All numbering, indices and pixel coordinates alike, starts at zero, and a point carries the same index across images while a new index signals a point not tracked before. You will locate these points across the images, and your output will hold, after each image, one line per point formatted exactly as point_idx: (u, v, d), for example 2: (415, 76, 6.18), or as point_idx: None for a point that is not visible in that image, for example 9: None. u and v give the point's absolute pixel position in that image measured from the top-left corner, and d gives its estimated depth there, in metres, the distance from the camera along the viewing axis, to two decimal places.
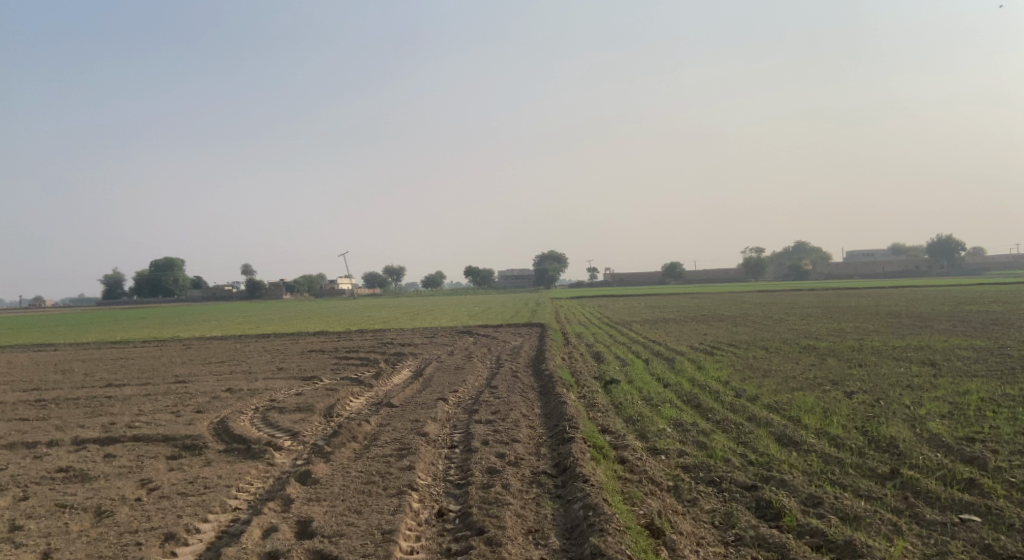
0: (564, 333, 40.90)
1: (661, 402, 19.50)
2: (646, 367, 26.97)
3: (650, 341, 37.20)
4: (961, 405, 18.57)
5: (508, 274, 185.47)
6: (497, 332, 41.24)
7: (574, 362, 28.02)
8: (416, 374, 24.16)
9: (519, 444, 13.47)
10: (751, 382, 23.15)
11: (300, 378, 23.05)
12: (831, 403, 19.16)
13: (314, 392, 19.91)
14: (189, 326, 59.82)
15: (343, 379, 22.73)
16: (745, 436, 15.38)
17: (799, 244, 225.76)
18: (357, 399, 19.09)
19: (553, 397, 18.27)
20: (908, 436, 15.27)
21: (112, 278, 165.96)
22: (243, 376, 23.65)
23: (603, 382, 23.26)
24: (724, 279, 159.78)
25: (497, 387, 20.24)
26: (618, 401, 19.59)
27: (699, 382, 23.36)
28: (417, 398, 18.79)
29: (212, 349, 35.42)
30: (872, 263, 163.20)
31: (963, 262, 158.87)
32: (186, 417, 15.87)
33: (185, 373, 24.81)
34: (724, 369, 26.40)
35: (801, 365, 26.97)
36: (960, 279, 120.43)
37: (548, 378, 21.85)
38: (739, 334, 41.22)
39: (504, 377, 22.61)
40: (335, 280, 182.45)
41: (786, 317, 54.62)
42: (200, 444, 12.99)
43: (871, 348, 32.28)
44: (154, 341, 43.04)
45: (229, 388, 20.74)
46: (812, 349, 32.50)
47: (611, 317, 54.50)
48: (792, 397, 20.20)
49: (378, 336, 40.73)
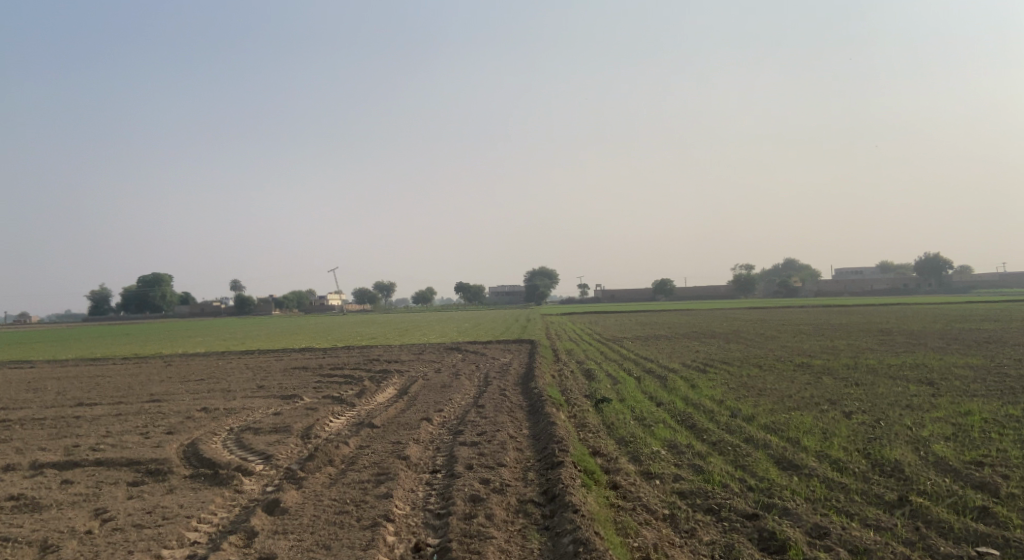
0: (554, 350, 40.17)
1: (654, 422, 18.76)
2: (639, 386, 26.26)
3: (642, 358, 36.49)
4: (965, 426, 17.89)
5: (498, 290, 184.74)
6: (486, 349, 40.44)
7: (564, 379, 27.26)
8: (401, 392, 23.39)
9: (505, 469, 12.71)
10: (747, 401, 22.45)
11: (280, 396, 22.26)
12: (831, 423, 18.45)
13: (293, 412, 19.12)
14: (173, 343, 58.77)
15: (325, 397, 21.93)
16: (742, 459, 14.66)
17: (790, 262, 225.80)
18: (338, 419, 18.31)
19: (542, 417, 17.51)
20: (913, 459, 14.60)
21: (98, 294, 164.55)
22: (221, 394, 22.86)
23: (594, 400, 22.52)
24: (715, 296, 159.63)
25: (485, 406, 19.49)
26: (610, 420, 18.88)
27: (693, 401, 22.66)
28: (400, 418, 18.01)
29: (193, 366, 34.52)
30: (862, 281, 163.30)
31: (950, 280, 158.98)
32: (154, 439, 15.15)
33: (162, 391, 23.98)
34: (718, 388, 25.69)
35: (797, 383, 26.29)
36: (949, 297, 120.34)
37: (538, 396, 21.11)
38: (732, 352, 40.52)
39: (491, 395, 21.85)
40: (325, 297, 181.39)
41: (779, 334, 54.04)
42: (165, 470, 12.30)
43: (867, 366, 31.62)
44: (134, 358, 41.98)
45: (204, 407, 20.00)
46: (806, 367, 31.83)
47: (602, 333, 53.84)
48: (790, 417, 19.49)
49: (365, 353, 39.87)
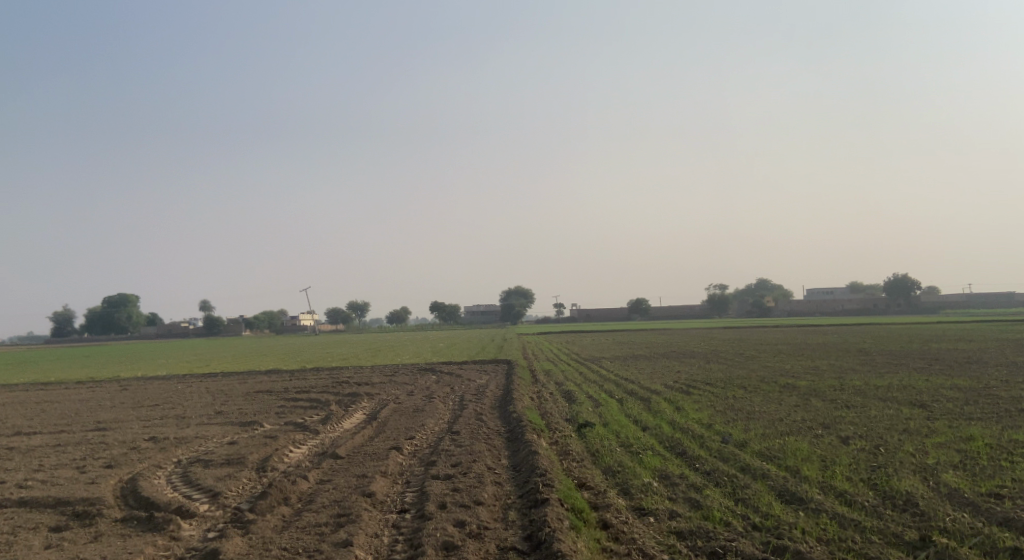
0: (532, 371, 38.87)
1: (641, 449, 17.51)
2: (621, 409, 24.96)
3: (622, 379, 35.19)
4: (971, 453, 16.73)
5: (472, 311, 183.28)
6: (461, 370, 39.00)
7: (543, 402, 25.93)
8: (369, 418, 21.99)
9: (483, 508, 11.35)
10: (736, 425, 21.21)
11: (238, 424, 20.95)
12: (829, 450, 17.24)
13: (249, 441, 17.81)
14: (136, 365, 56.88)
15: (287, 424, 20.58)
16: (742, 491, 13.38)
17: (762, 281, 226.50)
18: (298, 448, 16.94)
19: (522, 445, 16.12)
20: (924, 491, 13.41)
21: (63, 315, 161.43)
22: (174, 422, 21.69)
23: (575, 425, 21.24)
24: (689, 315, 159.05)
25: (459, 433, 18.11)
26: (593, 447, 17.61)
27: (679, 425, 21.43)
28: (367, 447, 16.61)
29: (150, 391, 32.99)
30: (832, 301, 163.62)
31: (919, 301, 159.55)
32: (90, 475, 14.50)
33: (110, 421, 22.71)
34: (704, 410, 24.45)
35: (785, 406, 25.08)
36: (918, 317, 120.39)
37: (516, 421, 19.76)
38: (713, 372, 39.34)
39: (467, 420, 20.47)
40: (297, 317, 179.13)
41: (758, 354, 52.91)
42: (93, 511, 11.54)
43: (854, 387, 30.52)
44: (90, 382, 40.19)
45: (152, 437, 18.98)
46: (792, 388, 30.70)
47: (579, 353, 52.51)
48: (784, 443, 18.27)
49: (334, 375, 38.25)
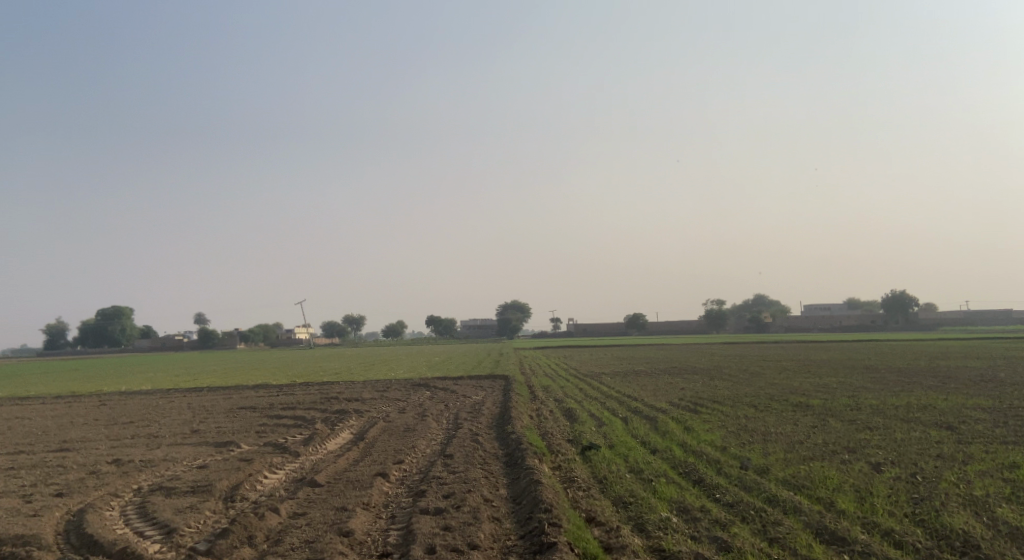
0: (530, 387, 37.20)
1: (653, 476, 15.87)
2: (626, 429, 23.29)
3: (625, 397, 33.45)
4: (1021, 483, 15.05)
5: (469, 324, 181.61)
6: (456, 386, 37.25)
7: (544, 421, 24.25)
8: (356, 438, 20.28)
9: (479, 553, 9.76)
10: (754, 449, 19.56)
11: (213, 444, 19.29)
12: (861, 479, 15.57)
13: (221, 465, 16.17)
14: (121, 379, 55.02)
15: (266, 445, 18.91)
16: (773, 529, 11.73)
17: (759, 298, 224.94)
18: (274, 475, 15.29)
19: (523, 472, 14.45)
20: (981, 529, 11.78)
21: (55, 328, 159.56)
22: (144, 444, 20.02)
23: (580, 447, 19.56)
24: (687, 331, 157.45)
25: (453, 456, 16.45)
26: (600, 474, 15.97)
27: (692, 447, 19.79)
28: (349, 472, 14.97)
29: (127, 407, 31.24)
30: (830, 317, 161.95)
31: (916, 317, 158.05)
32: (34, 505, 12.88)
33: (77, 440, 21.03)
34: (716, 431, 22.81)
35: (802, 427, 23.42)
36: (917, 333, 118.80)
37: (515, 444, 18.06)
38: (720, 390, 37.60)
39: (462, 442, 18.80)
40: (292, 331, 177.26)
41: (764, 370, 51.26)
42: (27, 553, 9.97)
43: (871, 407, 28.79)
44: (68, 397, 38.41)
45: (116, 460, 17.35)
46: (805, 407, 29.02)
47: (579, 369, 50.86)
48: (810, 469, 16.65)
49: (323, 390, 36.52)
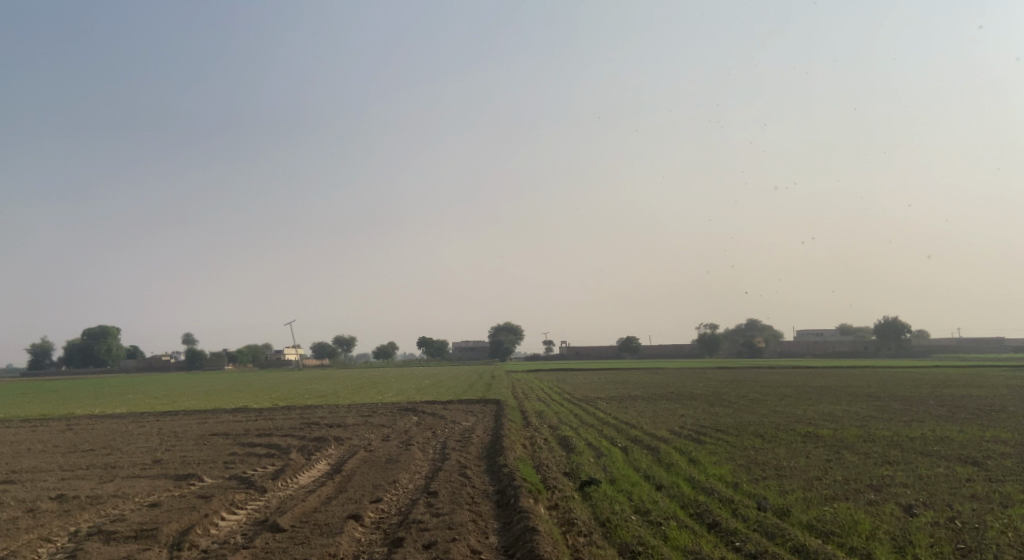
0: (523, 412, 35.41)
1: (662, 518, 14.16)
2: (627, 461, 21.52)
3: (622, 424, 31.63)
4: None
5: (461, 346, 179.80)
6: (445, 410, 35.34)
7: (537, 451, 22.45)
8: (332, 470, 18.47)
9: None
10: (768, 486, 17.83)
11: (174, 477, 17.51)
12: (896, 524, 13.84)
13: (177, 503, 14.44)
14: (99, 400, 53.01)
15: (231, 478, 17.13)
16: None
17: (752, 324, 223.33)
18: (234, 516, 13.53)
19: (516, 515, 12.73)
20: None
21: (41, 347, 157.14)
22: (97, 476, 18.21)
23: (578, 482, 17.80)
24: (679, 355, 155.73)
25: (437, 494, 14.70)
26: (602, 514, 14.28)
27: (701, 483, 18.05)
28: (318, 514, 13.19)
29: (95, 432, 29.36)
30: (823, 343, 160.19)
31: (910, 344, 156.28)
32: None
33: (26, 471, 19.20)
34: (724, 464, 21.08)
35: (816, 461, 21.68)
36: (911, 360, 117.10)
37: (508, 479, 16.28)
38: (721, 417, 35.79)
39: (449, 476, 17.04)
40: (281, 351, 175.05)
41: (764, 397, 49.49)
42: None
43: (885, 439, 27.01)
44: (37, 420, 36.47)
45: (61, 497, 15.58)
46: (815, 438, 27.26)
47: (573, 393, 49.06)
48: (836, 511, 14.94)
49: (305, 415, 34.65)
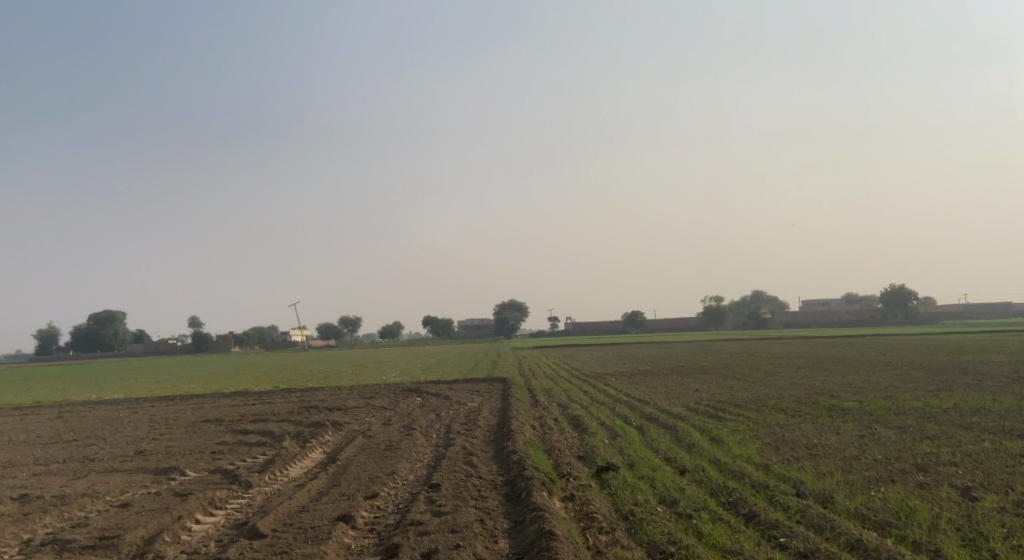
0: (531, 390, 33.88)
1: (693, 510, 12.60)
2: (644, 442, 19.94)
3: (635, 400, 30.01)
4: None
5: (466, 324, 178.37)
6: (449, 391, 33.76)
7: (547, 433, 20.86)
8: (325, 461, 16.92)
9: None
10: (803, 468, 16.22)
11: (154, 471, 15.97)
12: (959, 511, 12.26)
13: (151, 503, 12.92)
14: (96, 385, 51.59)
15: (216, 472, 15.59)
16: None
17: (758, 295, 221.34)
18: (212, 518, 12.02)
19: (528, 513, 11.20)
20: None
21: (45, 333, 156.22)
22: (71, 471, 16.67)
23: (594, 468, 16.22)
24: (685, 328, 154.21)
25: (441, 489, 13.15)
26: (624, 506, 12.71)
27: (729, 466, 16.44)
28: (305, 514, 11.63)
29: (82, 420, 27.83)
30: (829, 312, 158.18)
31: (917, 312, 154.35)
32: None
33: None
34: (750, 443, 19.51)
35: (849, 437, 20.12)
36: (921, 328, 115.05)
37: (518, 468, 14.72)
38: (737, 391, 34.25)
39: (454, 465, 15.47)
40: (286, 333, 173.97)
41: (777, 369, 47.92)
42: None
43: (917, 411, 25.34)
44: (28, 408, 35.05)
45: (25, 496, 14.05)
46: (840, 412, 25.68)
47: (581, 369, 47.56)
48: (888, 496, 13.36)
49: (305, 398, 33.13)
